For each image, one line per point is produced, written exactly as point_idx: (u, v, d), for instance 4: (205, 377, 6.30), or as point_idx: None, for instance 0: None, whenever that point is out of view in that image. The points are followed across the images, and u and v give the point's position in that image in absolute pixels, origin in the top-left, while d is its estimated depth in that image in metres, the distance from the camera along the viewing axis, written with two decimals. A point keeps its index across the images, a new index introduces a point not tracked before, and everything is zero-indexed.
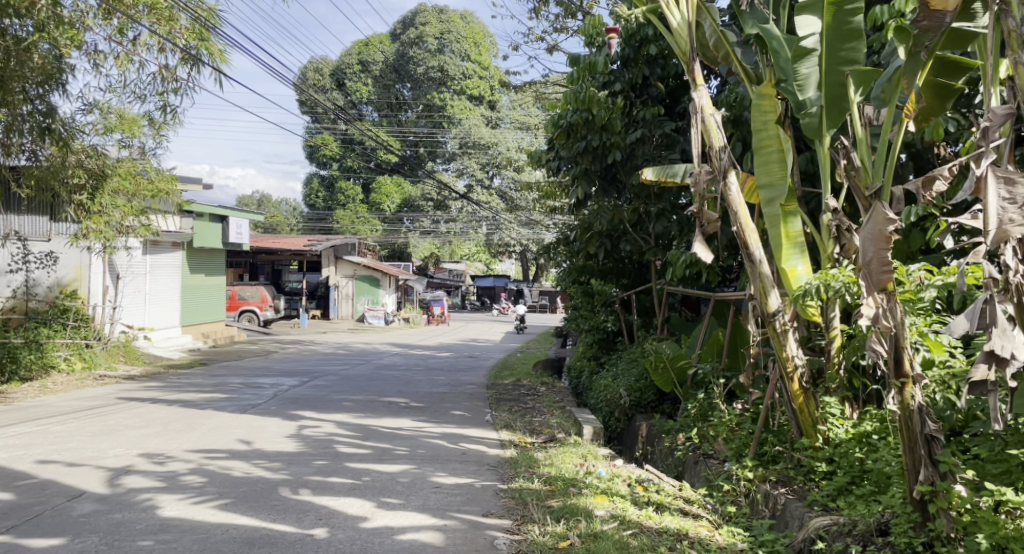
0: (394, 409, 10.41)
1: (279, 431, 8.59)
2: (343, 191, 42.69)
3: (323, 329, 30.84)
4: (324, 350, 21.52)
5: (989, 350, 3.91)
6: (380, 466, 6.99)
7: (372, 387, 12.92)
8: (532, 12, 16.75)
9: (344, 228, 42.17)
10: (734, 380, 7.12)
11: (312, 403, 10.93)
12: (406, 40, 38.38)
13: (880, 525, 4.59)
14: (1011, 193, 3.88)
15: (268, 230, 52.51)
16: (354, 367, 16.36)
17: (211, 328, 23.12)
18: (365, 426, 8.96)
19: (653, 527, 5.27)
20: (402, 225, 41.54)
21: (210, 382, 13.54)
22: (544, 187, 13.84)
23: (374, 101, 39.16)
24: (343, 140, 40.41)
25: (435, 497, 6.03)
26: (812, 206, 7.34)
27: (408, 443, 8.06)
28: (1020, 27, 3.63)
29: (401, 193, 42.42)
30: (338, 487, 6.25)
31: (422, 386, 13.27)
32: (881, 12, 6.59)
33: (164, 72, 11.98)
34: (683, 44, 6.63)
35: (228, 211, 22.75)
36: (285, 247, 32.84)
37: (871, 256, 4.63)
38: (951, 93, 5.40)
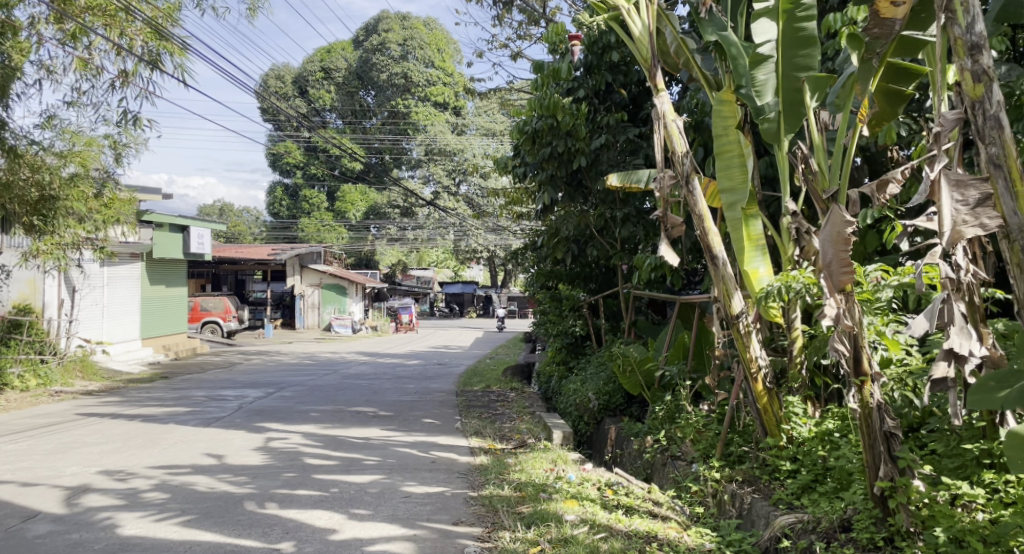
0: (363, 419, 10.36)
1: (246, 444, 8.54)
2: (307, 199, 42.25)
3: (289, 340, 30.51)
4: (289, 361, 21.32)
5: (947, 348, 4.06)
6: (349, 477, 6.98)
7: (340, 397, 12.86)
8: (494, 17, 16.86)
9: (309, 236, 41.84)
10: (701, 383, 7.21)
11: (278, 414, 10.85)
12: (369, 47, 38.50)
13: (843, 521, 4.68)
14: (963, 195, 3.98)
15: (231, 241, 51.90)
16: (322, 377, 16.29)
17: (173, 340, 22.83)
18: (333, 437, 8.93)
19: (623, 530, 5.33)
20: (368, 232, 41.56)
21: (171, 396, 13.36)
22: (511, 193, 13.89)
23: (339, 109, 38.81)
24: (306, 147, 40.11)
25: (405, 506, 6.05)
26: (772, 210, 7.52)
27: (378, 453, 8.05)
28: (966, 34, 3.71)
29: (366, 200, 42.21)
30: (305, 499, 6.23)
31: (390, 395, 13.20)
32: (833, 19, 6.67)
33: (120, 79, 11.87)
34: (645, 51, 6.76)
35: (188, 221, 22.48)
36: (248, 256, 32.31)
37: (831, 257, 4.79)
38: (902, 98, 5.55)
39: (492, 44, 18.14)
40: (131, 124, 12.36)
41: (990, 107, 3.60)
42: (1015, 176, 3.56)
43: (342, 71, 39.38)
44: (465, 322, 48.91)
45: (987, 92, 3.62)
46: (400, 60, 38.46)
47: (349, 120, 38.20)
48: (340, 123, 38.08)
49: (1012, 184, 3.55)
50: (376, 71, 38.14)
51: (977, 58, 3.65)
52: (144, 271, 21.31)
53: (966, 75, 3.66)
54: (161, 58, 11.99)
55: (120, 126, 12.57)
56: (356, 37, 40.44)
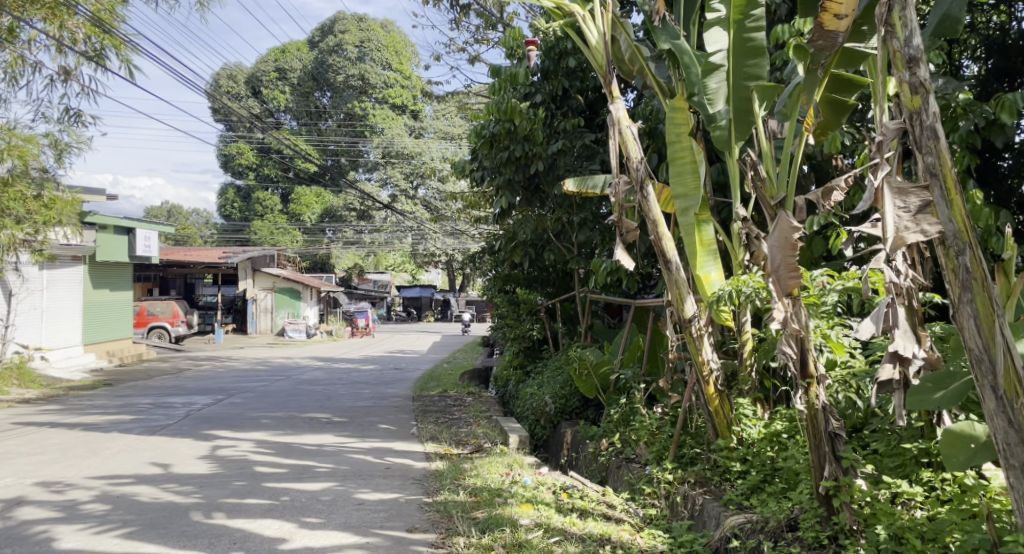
0: (316, 426, 10.30)
1: (192, 453, 8.45)
2: (260, 201, 41.85)
3: (241, 345, 30.10)
4: (241, 366, 21.04)
5: (892, 350, 4.14)
6: (300, 485, 6.95)
7: (292, 403, 12.75)
8: (452, 21, 16.88)
9: (262, 239, 41.32)
10: (654, 385, 7.33)
11: (227, 421, 10.75)
12: (325, 48, 38.27)
13: (790, 520, 4.80)
14: (904, 202, 4.05)
15: (179, 243, 51.08)
16: (274, 383, 16.13)
17: (117, 346, 22.38)
18: (284, 444, 8.88)
19: (576, 534, 5.38)
20: (324, 235, 41.23)
21: (115, 404, 13.13)
22: (468, 196, 13.90)
23: (293, 109, 38.50)
24: (260, 148, 39.67)
25: (358, 514, 6.05)
26: (724, 215, 7.74)
27: (332, 459, 8.03)
28: (903, 48, 3.85)
29: (321, 202, 41.83)
30: (255, 509, 6.20)
31: (344, 400, 13.12)
32: (783, 30, 6.81)
33: (60, 75, 11.68)
34: (600, 58, 6.86)
35: (135, 223, 22.05)
36: (197, 259, 31.76)
37: (779, 262, 4.92)
38: (845, 108, 5.73)
39: (450, 48, 18.20)
40: (72, 121, 12.15)
41: (926, 118, 3.73)
42: (950, 185, 3.68)
43: (297, 72, 38.81)
44: (423, 326, 48.68)
45: (924, 103, 3.75)
46: (357, 62, 38.37)
47: (303, 121, 37.46)
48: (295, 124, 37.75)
49: (948, 192, 3.67)
50: (332, 72, 38.03)
51: (914, 70, 3.77)
52: (88, 274, 20.85)
53: (904, 87, 3.77)
54: (104, 54, 11.83)
55: (62, 124, 12.36)
56: (312, 38, 40.20)
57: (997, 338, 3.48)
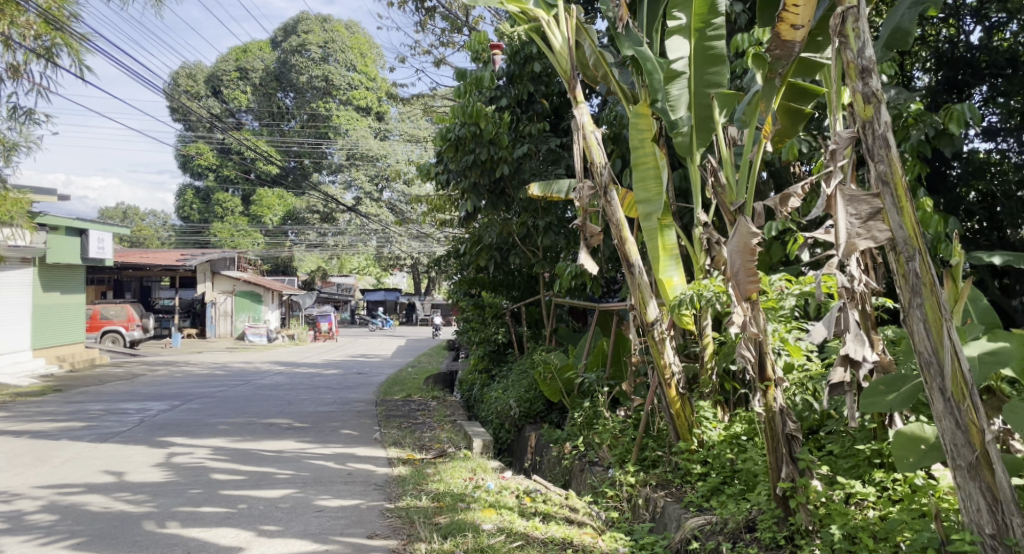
0: (276, 432, 10.23)
1: (146, 460, 8.34)
2: (220, 202, 41.35)
3: (199, 350, 29.69)
4: (199, 371, 20.76)
5: (844, 354, 4.28)
6: (259, 492, 6.91)
7: (251, 409, 12.62)
8: (418, 24, 16.86)
9: (222, 242, 40.74)
10: (617, 388, 7.40)
11: (183, 428, 10.62)
12: (288, 48, 37.97)
13: (748, 521, 4.90)
14: (856, 210, 4.06)
15: (135, 245, 50.25)
16: (232, 388, 15.96)
17: (68, 351, 21.95)
18: (242, 451, 8.80)
19: (539, 538, 5.42)
20: (286, 238, 40.86)
21: (65, 410, 12.89)
22: (434, 200, 13.91)
23: (254, 109, 38.09)
24: (220, 149, 39.19)
25: (318, 521, 6.03)
26: (686, 221, 7.85)
27: (293, 466, 7.99)
28: (857, 58, 3.93)
29: (284, 205, 41.50)
30: (211, 517, 6.15)
31: (305, 406, 13.02)
32: (742, 39, 6.95)
33: (10, 72, 11.47)
34: (564, 64, 6.91)
35: (88, 224, 21.67)
36: (153, 261, 31.22)
37: (739, 266, 4.98)
38: (801, 116, 5.84)
39: (415, 50, 18.17)
40: (21, 120, 11.92)
41: (879, 128, 3.83)
42: (900, 192, 3.78)
43: (259, 72, 38.76)
44: (388, 330, 48.42)
45: (876, 113, 3.86)
46: (321, 63, 38.19)
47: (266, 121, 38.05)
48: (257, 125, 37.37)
49: (899, 200, 3.78)
50: (295, 73, 38.21)
51: (866, 81, 3.88)
52: (36, 277, 20.41)
53: (857, 97, 3.89)
54: (55, 51, 11.66)
55: (11, 123, 12.13)
56: (274, 38, 39.85)
57: (944, 342, 3.58)
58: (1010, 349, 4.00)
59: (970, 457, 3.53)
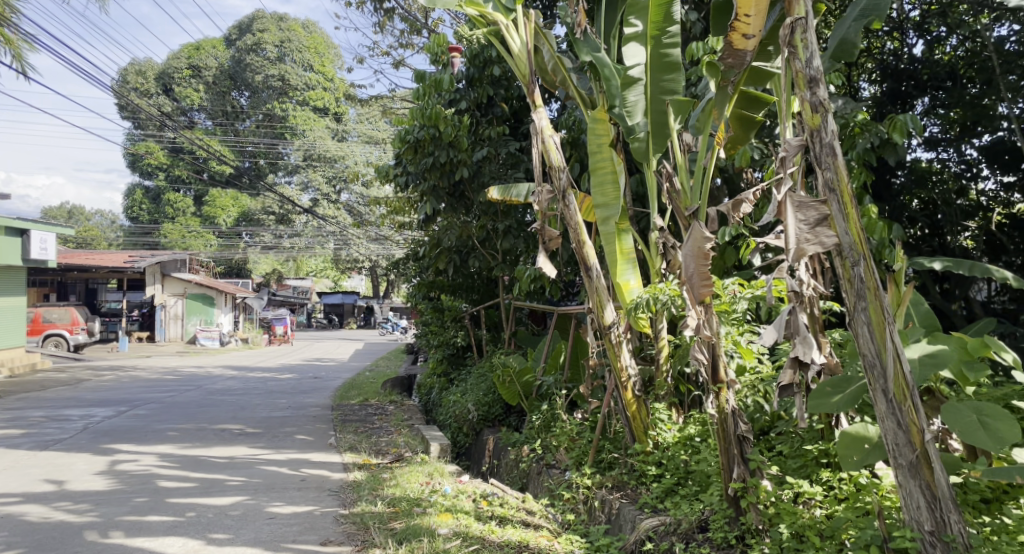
0: (227, 437, 10.12)
1: (89, 468, 8.19)
2: (171, 203, 40.70)
3: (147, 354, 29.14)
4: (148, 376, 20.39)
5: (793, 356, 4.37)
6: (209, 499, 6.83)
7: (202, 414, 12.45)
8: (376, 24, 16.77)
9: (171, 243, 39.68)
10: (575, 391, 7.46)
11: (129, 434, 10.44)
12: (243, 47, 37.53)
13: (700, 521, 4.99)
14: (804, 216, 4.09)
15: (81, 245, 49.16)
16: (182, 393, 15.71)
17: (8, 356, 21.41)
18: (191, 457, 8.69)
19: (495, 541, 5.45)
20: (240, 240, 40.38)
21: (5, 417, 12.57)
22: (392, 202, 13.85)
23: (207, 108, 37.66)
24: (170, 148, 38.57)
25: (269, 528, 5.99)
26: (643, 225, 7.98)
27: (245, 472, 7.91)
28: (806, 69, 4.02)
29: (238, 206, 41.01)
30: (157, 526, 6.07)
31: (259, 411, 12.89)
32: (697, 48, 7.05)
33: None
34: (523, 68, 6.94)
35: (30, 224, 21.19)
36: (99, 263, 30.58)
37: (693, 271, 5.09)
38: (753, 123, 5.96)
39: (374, 51, 18.07)
40: None
41: (825, 136, 3.93)
42: (846, 200, 3.88)
43: (213, 70, 38.51)
44: (346, 334, 48.02)
45: (824, 122, 3.96)
46: (277, 63, 37.66)
47: (220, 121, 37.74)
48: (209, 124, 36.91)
49: (844, 207, 3.88)
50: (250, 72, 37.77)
51: (815, 90, 3.97)
52: None
53: (806, 106, 3.97)
54: None
55: None
56: (228, 36, 39.37)
57: (887, 344, 3.70)
58: (948, 351, 4.14)
59: (910, 456, 3.65)
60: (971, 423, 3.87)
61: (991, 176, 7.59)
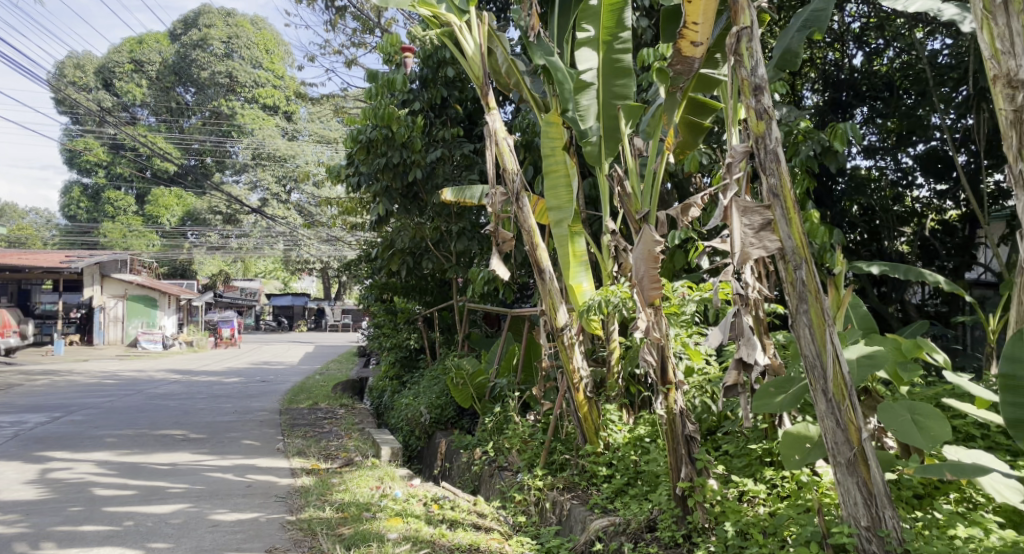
0: (168, 443, 9.96)
1: (20, 477, 7.99)
2: (111, 201, 39.87)
3: (85, 357, 28.39)
4: (85, 381, 19.89)
5: (738, 357, 4.48)
6: (148, 508, 6.73)
7: (142, 420, 12.21)
8: (328, 23, 16.66)
9: (111, 243, 38.33)
10: (528, 393, 7.50)
11: (65, 441, 10.20)
12: (188, 42, 37.52)
13: (649, 521, 5.07)
14: (750, 221, 4.16)
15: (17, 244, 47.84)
16: (122, 398, 15.40)
17: None
18: (130, 464, 8.54)
19: (445, 545, 5.46)
20: (184, 240, 39.96)
21: None
22: (343, 203, 13.75)
23: (150, 105, 37.48)
24: (112, 146, 37.76)
25: (211, 537, 5.92)
26: (595, 228, 8.09)
27: (187, 479, 7.80)
28: (751, 76, 4.12)
29: (182, 204, 40.21)
30: (92, 536, 5.97)
31: (203, 416, 12.68)
32: (649, 53, 7.11)
33: None
34: (476, 69, 6.99)
35: None
36: (34, 263, 29.78)
37: (643, 273, 5.18)
38: (701, 130, 6.10)
39: (326, 50, 17.93)
40: None
41: (769, 141, 4.03)
42: (789, 205, 3.99)
43: (156, 65, 38.10)
44: (297, 336, 47.41)
45: (768, 128, 4.05)
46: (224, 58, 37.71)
47: (164, 117, 37.12)
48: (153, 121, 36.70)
49: (788, 212, 3.97)
50: (195, 68, 37.34)
51: (759, 97, 4.07)
52: None
53: (750, 113, 4.08)
54: None
55: None
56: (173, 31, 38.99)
57: (828, 345, 3.80)
58: (885, 352, 4.27)
59: (849, 454, 3.77)
60: (906, 422, 4.01)
61: (925, 184, 8.13)
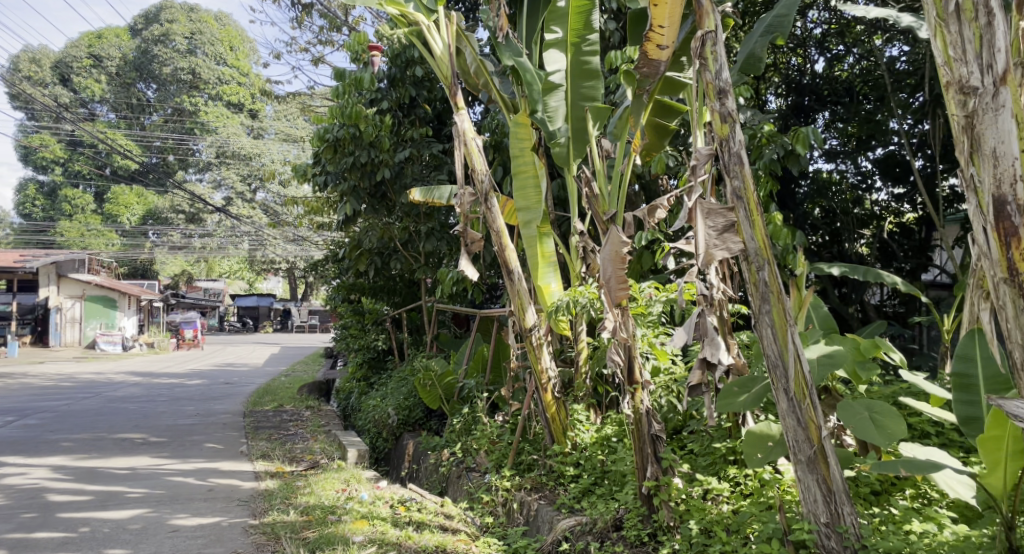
0: (126, 447, 9.84)
1: None
2: (68, 199, 39.19)
3: (39, 359, 27.87)
4: (40, 384, 19.52)
5: (702, 358, 4.52)
6: (105, 513, 6.64)
7: (100, 423, 12.03)
8: (294, 20, 16.56)
9: (70, 243, 38.37)
10: (496, 394, 7.52)
11: (20, 446, 10.03)
12: (149, 38, 37.13)
13: (615, 520, 5.10)
14: (713, 223, 4.24)
15: None
16: (80, 401, 15.14)
17: None
18: (87, 469, 8.42)
19: (411, 547, 5.46)
20: (144, 239, 39.35)
21: None
22: (310, 203, 13.66)
23: (110, 101, 36.85)
24: (71, 143, 37.13)
25: (171, 542, 5.86)
26: (564, 229, 8.14)
27: (147, 484, 7.71)
28: (715, 79, 4.18)
29: (143, 203, 39.66)
30: (46, 543, 5.88)
31: (163, 419, 12.53)
32: (616, 56, 7.19)
33: None
34: (444, 69, 6.99)
35: None
36: None
37: (610, 274, 5.15)
38: (667, 132, 6.15)
39: (292, 47, 17.82)
40: None
41: (734, 144, 4.07)
42: (753, 207, 4.01)
43: (116, 61, 37.53)
44: (263, 338, 46.97)
45: (732, 131, 4.10)
46: (187, 54, 37.26)
47: (124, 113, 36.48)
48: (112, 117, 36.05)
49: (751, 214, 4.00)
50: (158, 64, 36.88)
51: (724, 101, 4.11)
52: None
53: (715, 116, 4.12)
54: None
55: None
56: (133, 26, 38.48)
57: (789, 345, 3.86)
58: (844, 352, 4.34)
59: (809, 452, 3.82)
60: (863, 419, 4.08)
61: (883, 188, 8.25)
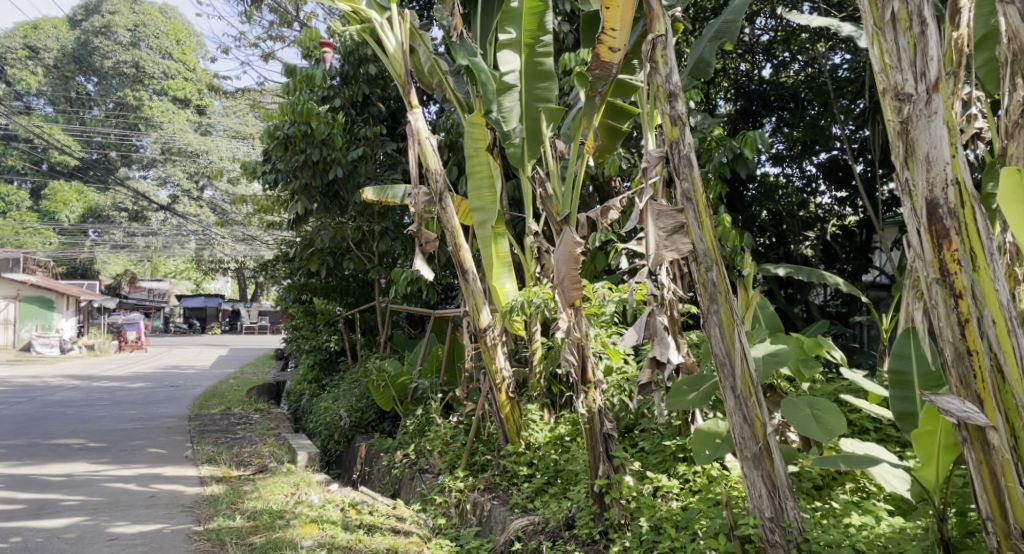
0: (62, 454, 9.61)
1: None
2: (3, 195, 38.06)
3: None
4: None
5: (652, 357, 4.59)
6: (38, 522, 6.49)
7: (36, 429, 11.72)
8: (244, 14, 16.35)
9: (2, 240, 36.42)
10: (450, 394, 7.53)
11: None
12: (90, 29, 36.19)
13: (567, 519, 5.16)
14: (662, 224, 4.31)
15: None
16: (15, 405, 14.73)
17: None
18: (20, 477, 8.21)
19: (361, 550, 5.44)
20: (84, 237, 38.33)
21: None
22: (260, 201, 13.48)
23: (47, 94, 35.79)
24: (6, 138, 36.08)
25: (110, 551, 5.76)
26: (519, 229, 8.18)
27: (85, 491, 7.56)
28: (665, 82, 4.23)
29: (83, 201, 39.22)
30: None
31: (104, 424, 12.25)
32: (570, 59, 7.27)
33: None
34: (397, 67, 6.96)
35: None
36: None
37: (564, 274, 5.20)
38: (619, 134, 6.23)
39: (241, 42, 17.61)
40: None
41: (683, 146, 4.13)
42: (701, 208, 4.07)
43: (54, 52, 36.27)
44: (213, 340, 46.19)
45: (682, 133, 4.16)
46: (131, 47, 36.79)
47: (64, 108, 35.48)
48: (48, 109, 35.05)
49: (699, 215, 4.06)
50: (99, 56, 36.07)
51: (673, 104, 4.17)
52: None
53: (665, 118, 4.18)
54: None
55: None
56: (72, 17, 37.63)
57: (736, 344, 3.93)
58: (789, 350, 4.46)
59: (755, 448, 3.90)
60: (807, 416, 4.19)
61: (827, 192, 8.47)
